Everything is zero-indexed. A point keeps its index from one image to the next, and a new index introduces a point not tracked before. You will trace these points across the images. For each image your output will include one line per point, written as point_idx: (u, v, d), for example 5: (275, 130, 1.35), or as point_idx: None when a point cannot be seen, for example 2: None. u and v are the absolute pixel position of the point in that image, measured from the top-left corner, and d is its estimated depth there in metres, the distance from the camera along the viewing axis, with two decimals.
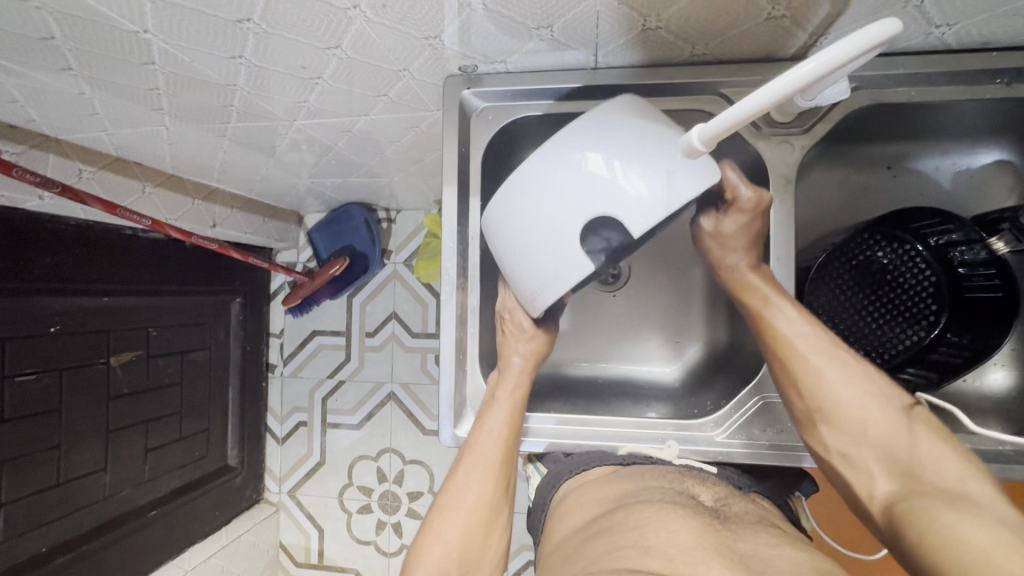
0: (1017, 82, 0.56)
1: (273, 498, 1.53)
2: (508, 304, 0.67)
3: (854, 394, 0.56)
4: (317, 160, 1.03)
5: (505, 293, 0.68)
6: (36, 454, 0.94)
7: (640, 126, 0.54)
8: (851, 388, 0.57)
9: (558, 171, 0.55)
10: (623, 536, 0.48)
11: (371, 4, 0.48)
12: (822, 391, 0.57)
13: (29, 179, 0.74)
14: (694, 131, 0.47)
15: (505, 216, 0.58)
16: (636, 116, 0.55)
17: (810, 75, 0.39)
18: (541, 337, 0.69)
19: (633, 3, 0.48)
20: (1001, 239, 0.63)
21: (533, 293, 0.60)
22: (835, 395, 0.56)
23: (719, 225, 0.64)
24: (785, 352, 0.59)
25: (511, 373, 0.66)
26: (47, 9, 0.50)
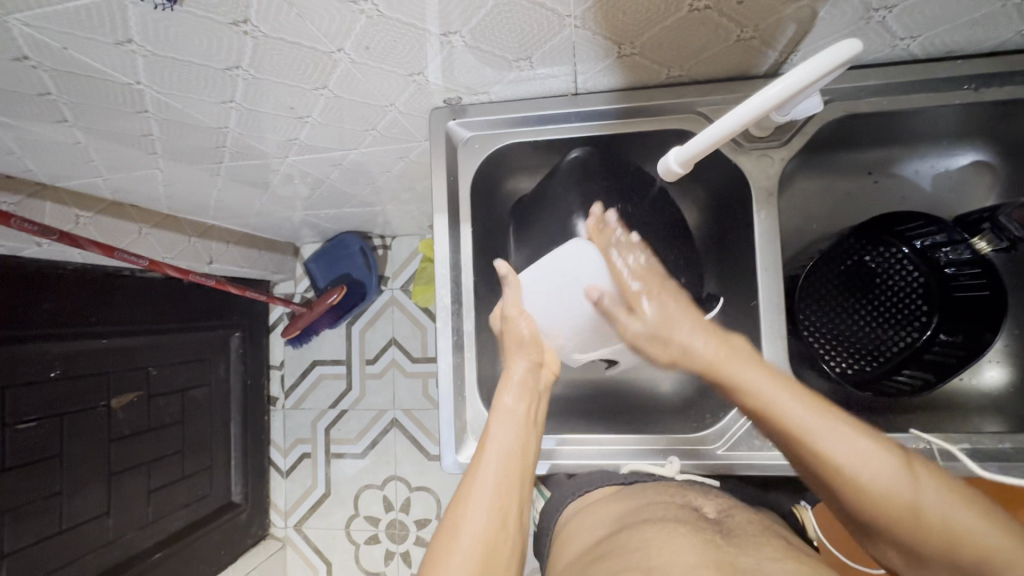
0: (985, 87, 0.58)
1: (279, 533, 1.51)
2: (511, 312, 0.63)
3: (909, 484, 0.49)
4: (311, 192, 1.04)
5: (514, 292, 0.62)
6: (35, 503, 0.93)
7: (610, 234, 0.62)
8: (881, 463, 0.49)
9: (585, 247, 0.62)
10: (626, 558, 0.48)
11: (355, 47, 0.50)
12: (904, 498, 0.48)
13: (28, 230, 0.76)
14: (668, 156, 0.48)
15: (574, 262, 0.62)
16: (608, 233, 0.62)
17: (780, 95, 0.40)
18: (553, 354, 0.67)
19: (607, 32, 0.50)
20: (983, 239, 0.65)
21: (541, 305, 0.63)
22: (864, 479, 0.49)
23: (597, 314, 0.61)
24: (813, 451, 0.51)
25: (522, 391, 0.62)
26: (43, 68, 0.51)
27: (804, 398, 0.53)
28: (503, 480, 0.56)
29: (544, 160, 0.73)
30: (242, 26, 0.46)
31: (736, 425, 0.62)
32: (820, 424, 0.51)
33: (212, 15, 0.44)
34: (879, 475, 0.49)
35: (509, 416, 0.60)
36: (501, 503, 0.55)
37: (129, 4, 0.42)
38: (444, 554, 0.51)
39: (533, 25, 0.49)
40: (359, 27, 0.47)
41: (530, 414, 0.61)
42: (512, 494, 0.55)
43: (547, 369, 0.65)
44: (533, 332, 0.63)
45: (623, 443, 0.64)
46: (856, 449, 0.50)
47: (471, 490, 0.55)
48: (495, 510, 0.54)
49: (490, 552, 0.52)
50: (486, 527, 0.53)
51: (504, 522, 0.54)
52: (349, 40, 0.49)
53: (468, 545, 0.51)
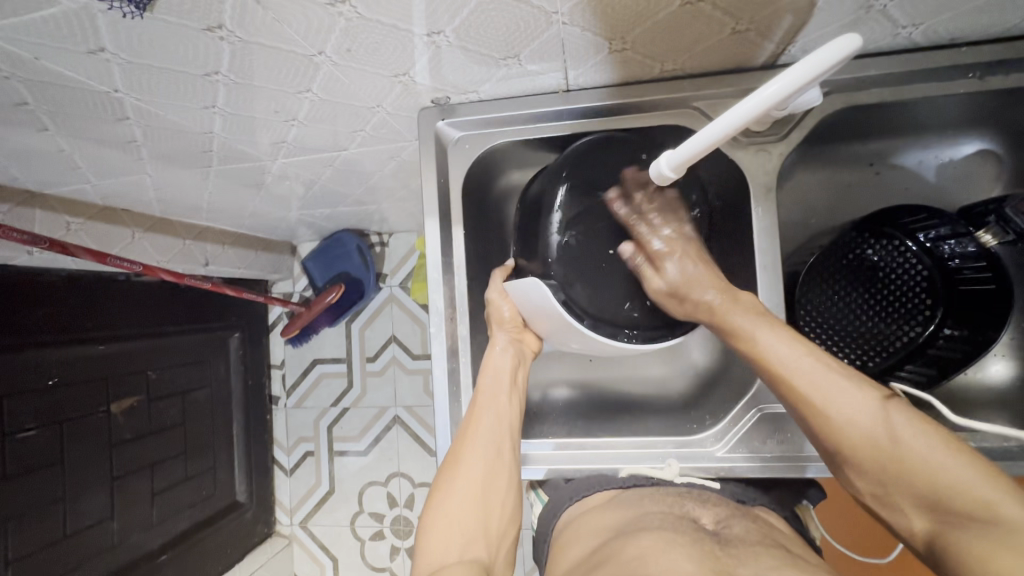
0: (991, 75, 0.56)
1: (285, 531, 1.53)
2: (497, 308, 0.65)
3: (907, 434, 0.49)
4: (304, 192, 1.03)
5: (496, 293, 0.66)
6: (39, 509, 0.93)
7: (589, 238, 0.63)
8: (866, 409, 0.52)
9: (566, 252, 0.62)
10: (623, 565, 0.48)
11: (336, 49, 0.49)
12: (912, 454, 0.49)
13: (18, 239, 0.75)
14: (662, 160, 0.46)
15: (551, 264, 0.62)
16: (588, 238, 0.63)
17: (780, 94, 0.37)
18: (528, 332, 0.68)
19: (596, 29, 0.48)
20: (989, 232, 0.63)
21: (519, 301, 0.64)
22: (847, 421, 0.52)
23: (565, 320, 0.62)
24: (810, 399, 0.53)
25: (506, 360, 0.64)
26: (17, 78, 0.50)
27: (808, 351, 0.55)
28: (493, 438, 0.60)
29: (538, 156, 0.71)
30: (217, 31, 0.44)
31: (737, 426, 0.61)
32: (815, 371, 0.54)
33: (185, 21, 0.43)
34: (860, 421, 0.51)
35: (497, 375, 0.63)
36: (494, 455, 0.60)
37: (98, 12, 0.40)
38: (444, 505, 0.58)
39: (519, 23, 0.47)
40: (340, 29, 0.46)
41: (514, 370, 0.64)
42: (504, 446, 0.60)
43: (528, 340, 0.67)
44: (514, 314, 0.65)
45: (622, 446, 0.64)
46: (840, 396, 0.52)
47: (464, 452, 0.59)
48: (485, 472, 0.59)
49: (484, 495, 0.58)
50: (480, 476, 0.59)
51: (496, 469, 0.60)
52: (330, 43, 0.48)
53: (466, 488, 0.58)
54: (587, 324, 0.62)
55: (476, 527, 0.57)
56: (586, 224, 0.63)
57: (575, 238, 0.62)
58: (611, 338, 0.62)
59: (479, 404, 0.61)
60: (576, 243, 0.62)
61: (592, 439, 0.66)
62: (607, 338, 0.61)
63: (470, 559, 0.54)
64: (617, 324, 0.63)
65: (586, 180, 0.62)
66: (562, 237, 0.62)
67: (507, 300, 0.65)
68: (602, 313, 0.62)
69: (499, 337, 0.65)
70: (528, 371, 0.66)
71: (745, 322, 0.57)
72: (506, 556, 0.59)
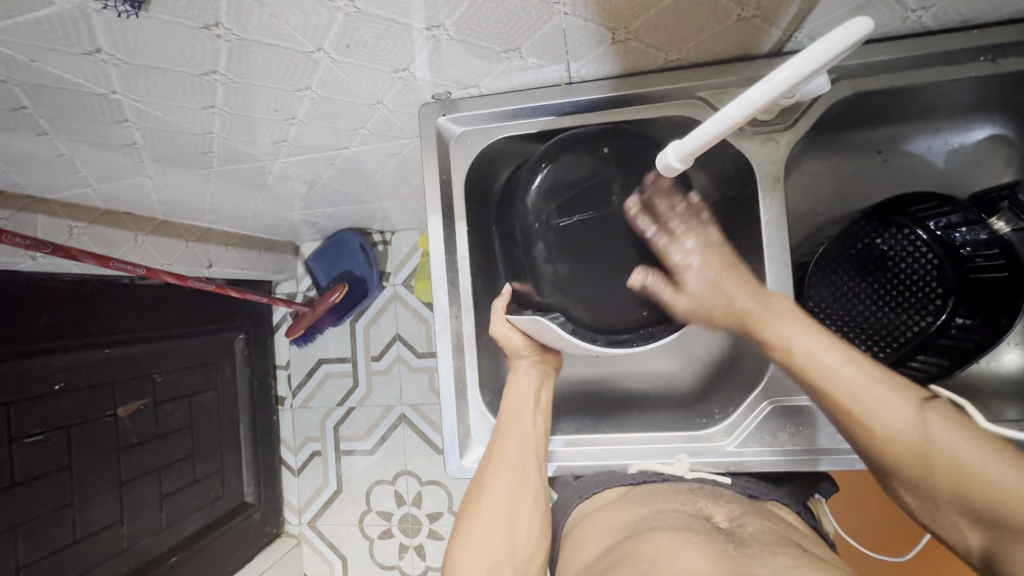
0: (1004, 58, 0.54)
1: (294, 530, 1.53)
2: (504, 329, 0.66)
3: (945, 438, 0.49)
4: (306, 192, 1.03)
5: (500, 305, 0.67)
6: (48, 514, 0.93)
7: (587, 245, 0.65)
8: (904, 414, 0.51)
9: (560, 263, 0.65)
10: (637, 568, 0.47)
11: (334, 46, 0.48)
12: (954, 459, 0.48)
13: (21, 244, 0.75)
14: (669, 151, 0.46)
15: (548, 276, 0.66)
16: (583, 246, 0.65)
17: (788, 83, 0.36)
18: (551, 354, 0.69)
19: (599, 18, 0.47)
20: (1001, 219, 0.61)
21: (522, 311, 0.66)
22: (888, 428, 0.51)
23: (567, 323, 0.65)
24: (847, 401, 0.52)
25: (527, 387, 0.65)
26: (14, 83, 0.49)
27: (853, 363, 0.53)
28: (519, 460, 0.62)
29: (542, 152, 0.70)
30: (213, 29, 0.43)
31: (746, 420, 0.61)
32: (858, 382, 0.52)
33: (181, 19, 0.42)
34: (902, 429, 0.50)
35: (522, 399, 0.64)
36: (518, 480, 0.62)
37: (92, 12, 0.40)
38: (470, 531, 0.60)
39: (520, 15, 0.46)
40: (337, 25, 0.45)
41: (537, 392, 0.66)
42: (529, 468, 0.62)
43: (548, 361, 0.69)
44: (525, 341, 0.65)
45: (630, 442, 0.64)
46: (882, 403, 0.51)
47: (489, 476, 0.62)
48: (510, 496, 0.61)
49: (511, 521, 0.60)
50: (506, 497, 0.61)
51: (522, 493, 0.62)
52: (328, 40, 0.47)
53: (492, 516, 0.60)
54: (601, 343, 0.63)
55: (501, 551, 0.59)
56: (578, 244, 0.65)
57: (565, 265, 0.65)
58: (623, 346, 0.63)
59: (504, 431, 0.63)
60: (570, 267, 0.65)
61: (602, 435, 0.66)
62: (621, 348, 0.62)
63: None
64: (628, 331, 0.65)
65: (573, 203, 0.65)
66: (552, 265, 0.65)
67: (510, 327, 0.65)
68: (611, 329, 0.65)
69: (520, 363, 0.66)
70: (552, 392, 0.68)
71: (786, 333, 0.56)
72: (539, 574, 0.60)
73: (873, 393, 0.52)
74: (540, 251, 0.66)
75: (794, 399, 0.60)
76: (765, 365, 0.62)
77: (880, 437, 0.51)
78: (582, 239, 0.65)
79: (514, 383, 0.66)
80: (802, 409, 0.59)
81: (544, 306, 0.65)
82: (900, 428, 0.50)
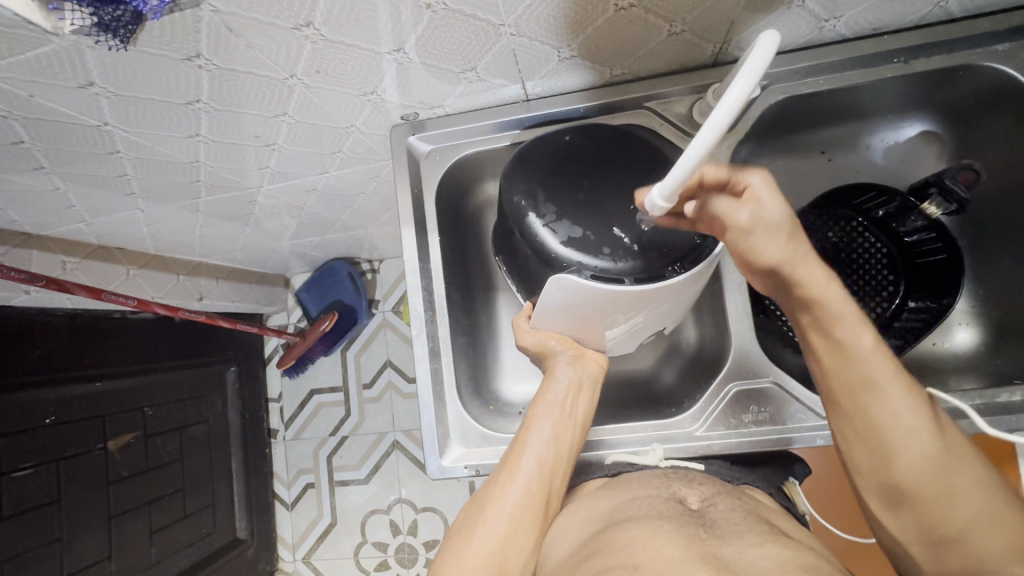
0: (914, 59, 0.60)
1: (288, 567, 1.50)
2: (526, 336, 0.67)
3: (959, 487, 0.50)
4: (294, 223, 1.08)
5: (523, 324, 0.68)
6: (36, 550, 0.93)
7: (589, 195, 0.57)
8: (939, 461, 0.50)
9: (565, 211, 0.56)
10: (612, 556, 0.49)
11: (306, 72, 0.53)
12: (960, 509, 0.50)
13: (15, 277, 0.78)
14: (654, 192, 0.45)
15: (547, 228, 0.56)
16: (583, 196, 0.57)
17: (740, 101, 0.37)
18: (589, 360, 0.67)
19: (543, 38, 0.53)
20: (932, 205, 0.65)
21: (538, 319, 0.64)
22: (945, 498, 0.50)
23: (589, 267, 0.54)
24: (891, 443, 0.51)
25: (559, 406, 0.63)
26: (15, 117, 0.54)
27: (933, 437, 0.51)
28: (536, 473, 0.59)
29: None
30: (195, 60, 0.48)
31: (711, 406, 0.63)
32: (934, 455, 0.50)
33: (166, 52, 0.47)
34: (963, 506, 0.50)
35: (551, 406, 0.62)
36: (527, 498, 0.58)
37: (86, 48, 0.44)
38: (462, 543, 0.57)
39: (470, 37, 0.51)
40: (307, 51, 0.50)
41: (570, 402, 0.63)
42: (544, 484, 0.59)
43: (590, 358, 0.67)
44: (558, 337, 0.66)
45: (608, 434, 0.66)
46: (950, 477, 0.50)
47: (499, 486, 0.59)
48: (518, 511, 0.57)
49: (509, 542, 0.56)
50: (511, 512, 0.57)
51: (529, 510, 0.58)
52: (300, 66, 0.52)
53: (488, 533, 0.56)
54: (630, 282, 0.53)
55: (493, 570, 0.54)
56: (577, 196, 0.57)
57: (568, 220, 0.56)
58: (659, 281, 0.53)
59: (525, 444, 0.61)
60: (575, 222, 0.56)
61: (597, 428, 0.67)
62: (657, 283, 0.53)
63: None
64: (657, 266, 0.54)
65: (564, 161, 0.59)
66: (556, 222, 0.56)
67: (540, 334, 0.67)
68: (641, 267, 0.53)
69: (558, 380, 0.64)
70: (590, 401, 0.65)
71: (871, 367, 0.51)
72: None
73: (950, 471, 0.50)
74: (538, 215, 0.57)
75: (756, 381, 0.63)
76: (727, 353, 0.66)
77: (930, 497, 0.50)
78: (578, 199, 0.57)
79: (541, 403, 0.64)
80: (763, 390, 0.63)
81: (556, 268, 0.56)
82: (954, 502, 0.50)
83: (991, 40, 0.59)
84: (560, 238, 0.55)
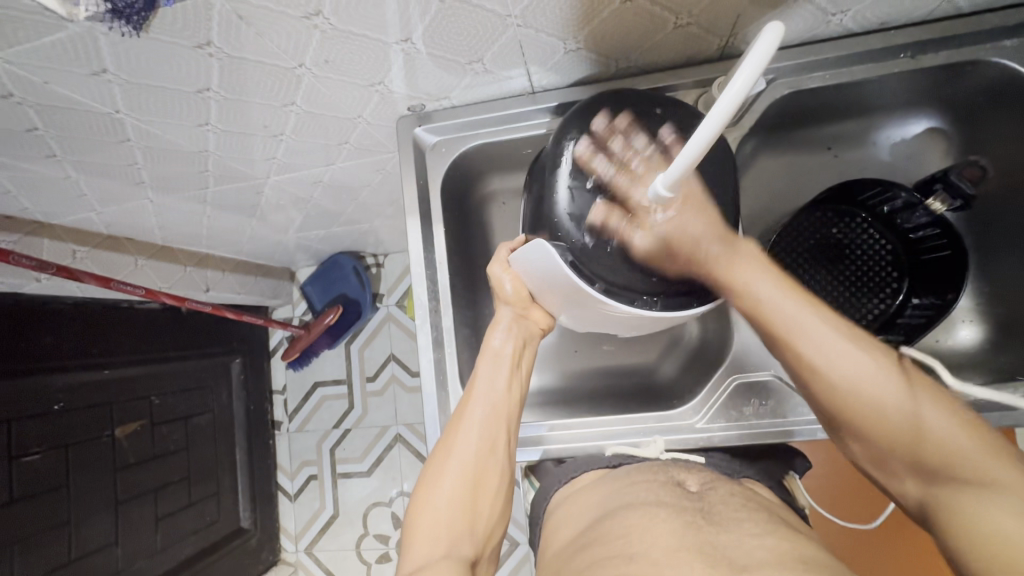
0: (922, 54, 0.60)
1: (290, 558, 1.51)
2: (500, 275, 0.63)
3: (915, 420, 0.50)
4: (300, 215, 1.09)
5: (497, 258, 0.64)
6: (42, 534, 0.94)
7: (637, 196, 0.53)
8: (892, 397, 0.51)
9: (597, 192, 0.54)
10: (610, 546, 0.49)
11: (315, 61, 0.54)
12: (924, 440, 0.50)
13: (25, 264, 0.79)
14: (658, 181, 0.45)
15: (564, 194, 0.54)
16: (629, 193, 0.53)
17: (743, 94, 0.37)
18: (545, 322, 0.66)
19: (550, 29, 0.53)
20: (937, 200, 0.66)
21: (515, 259, 0.61)
22: (928, 435, 0.49)
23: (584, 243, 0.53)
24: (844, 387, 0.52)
25: (503, 346, 0.63)
26: (28, 103, 0.55)
27: (893, 372, 0.52)
28: (489, 418, 0.59)
29: (515, 159, 0.75)
30: (206, 48, 0.49)
31: (713, 398, 0.64)
32: (901, 392, 0.51)
33: (179, 40, 0.48)
34: (950, 439, 0.49)
35: (497, 349, 0.63)
36: (488, 442, 0.59)
37: (100, 34, 0.45)
38: (429, 492, 0.57)
39: (477, 27, 0.52)
40: (316, 41, 0.50)
41: (518, 353, 0.63)
42: (500, 426, 0.60)
43: (535, 318, 0.66)
44: (517, 290, 0.63)
45: (608, 425, 0.66)
46: (922, 410, 0.50)
47: (457, 434, 0.59)
48: (478, 455, 0.58)
49: (476, 484, 0.57)
50: (474, 458, 0.58)
51: (492, 455, 0.59)
52: (309, 55, 0.52)
53: (454, 477, 0.57)
54: (600, 288, 0.54)
55: (463, 515, 0.56)
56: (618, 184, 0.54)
57: (593, 198, 0.54)
58: (629, 304, 0.54)
59: (474, 388, 0.61)
60: (596, 203, 0.53)
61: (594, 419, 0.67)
62: (624, 304, 0.54)
63: (457, 555, 0.53)
64: (636, 288, 0.54)
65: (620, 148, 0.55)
66: (581, 191, 0.54)
67: (511, 275, 0.63)
68: (628, 282, 0.53)
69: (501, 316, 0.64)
70: (534, 352, 0.65)
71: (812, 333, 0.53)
72: (493, 536, 0.58)
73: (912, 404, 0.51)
74: (572, 173, 0.55)
75: (757, 375, 0.63)
76: (730, 346, 0.66)
77: (914, 439, 0.50)
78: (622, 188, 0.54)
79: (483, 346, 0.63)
80: (764, 383, 0.63)
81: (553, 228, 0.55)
82: (927, 432, 0.50)
83: (1000, 36, 0.59)
84: (575, 208, 0.54)
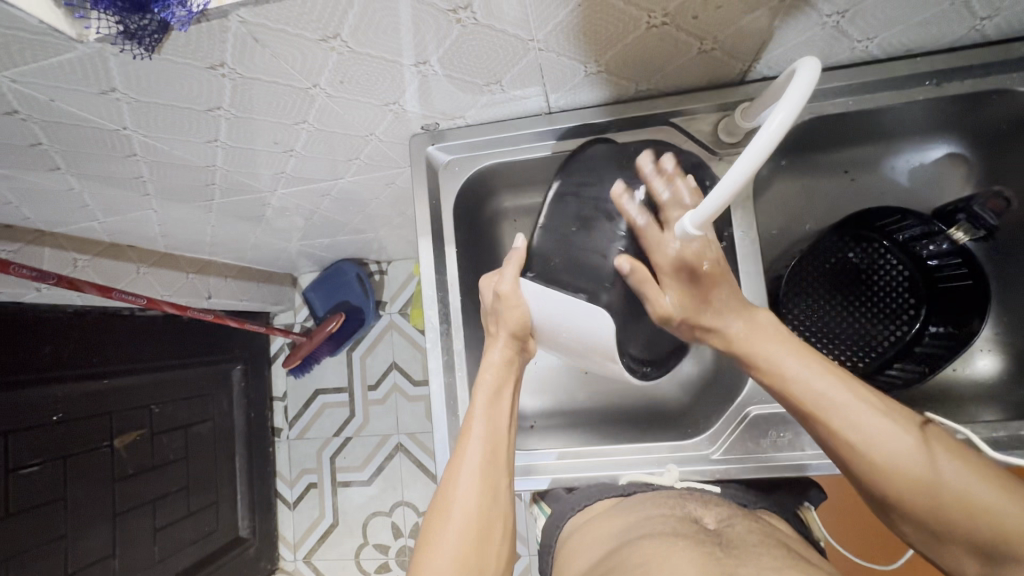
0: (947, 82, 0.59)
1: (289, 567, 1.49)
2: (501, 287, 0.60)
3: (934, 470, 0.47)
4: (305, 224, 1.07)
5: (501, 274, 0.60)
6: (38, 547, 0.92)
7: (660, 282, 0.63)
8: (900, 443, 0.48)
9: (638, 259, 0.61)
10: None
11: (329, 82, 0.52)
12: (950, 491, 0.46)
13: (26, 275, 0.77)
14: (686, 218, 0.45)
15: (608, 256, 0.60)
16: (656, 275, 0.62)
17: (780, 131, 0.36)
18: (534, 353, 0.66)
19: (571, 53, 0.52)
20: (960, 229, 0.66)
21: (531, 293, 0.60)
22: (944, 487, 0.46)
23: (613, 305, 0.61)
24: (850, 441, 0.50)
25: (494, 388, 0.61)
26: (34, 120, 0.54)
27: (903, 423, 0.49)
28: (488, 462, 0.57)
29: (528, 179, 0.74)
30: (218, 68, 0.48)
31: (727, 431, 0.63)
32: (911, 446, 0.48)
33: (190, 61, 0.46)
34: (973, 494, 0.46)
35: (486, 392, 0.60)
36: (487, 490, 0.56)
37: (109, 55, 0.44)
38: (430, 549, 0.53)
39: (497, 50, 0.50)
40: (332, 62, 0.49)
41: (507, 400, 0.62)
42: (497, 468, 0.57)
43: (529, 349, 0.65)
44: (521, 317, 0.61)
45: (620, 454, 0.65)
46: (935, 461, 0.47)
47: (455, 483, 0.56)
48: (479, 501, 0.55)
49: (481, 533, 0.54)
50: (477, 506, 0.55)
51: (493, 502, 0.56)
52: (324, 76, 0.51)
53: (457, 527, 0.54)
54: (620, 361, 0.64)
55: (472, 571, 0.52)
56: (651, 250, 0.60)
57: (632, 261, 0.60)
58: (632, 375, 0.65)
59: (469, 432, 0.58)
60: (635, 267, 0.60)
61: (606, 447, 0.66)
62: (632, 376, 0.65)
63: None
64: (640, 365, 0.66)
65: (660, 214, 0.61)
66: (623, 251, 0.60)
67: (519, 303, 0.60)
68: (632, 354, 0.65)
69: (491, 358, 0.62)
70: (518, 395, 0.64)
71: (814, 388, 0.51)
72: None
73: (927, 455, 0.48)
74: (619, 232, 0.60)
75: (774, 407, 0.62)
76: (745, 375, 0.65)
77: (936, 499, 0.47)
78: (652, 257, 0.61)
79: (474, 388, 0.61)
80: (781, 415, 0.62)
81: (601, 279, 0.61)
82: (952, 483, 0.46)
83: None
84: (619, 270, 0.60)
